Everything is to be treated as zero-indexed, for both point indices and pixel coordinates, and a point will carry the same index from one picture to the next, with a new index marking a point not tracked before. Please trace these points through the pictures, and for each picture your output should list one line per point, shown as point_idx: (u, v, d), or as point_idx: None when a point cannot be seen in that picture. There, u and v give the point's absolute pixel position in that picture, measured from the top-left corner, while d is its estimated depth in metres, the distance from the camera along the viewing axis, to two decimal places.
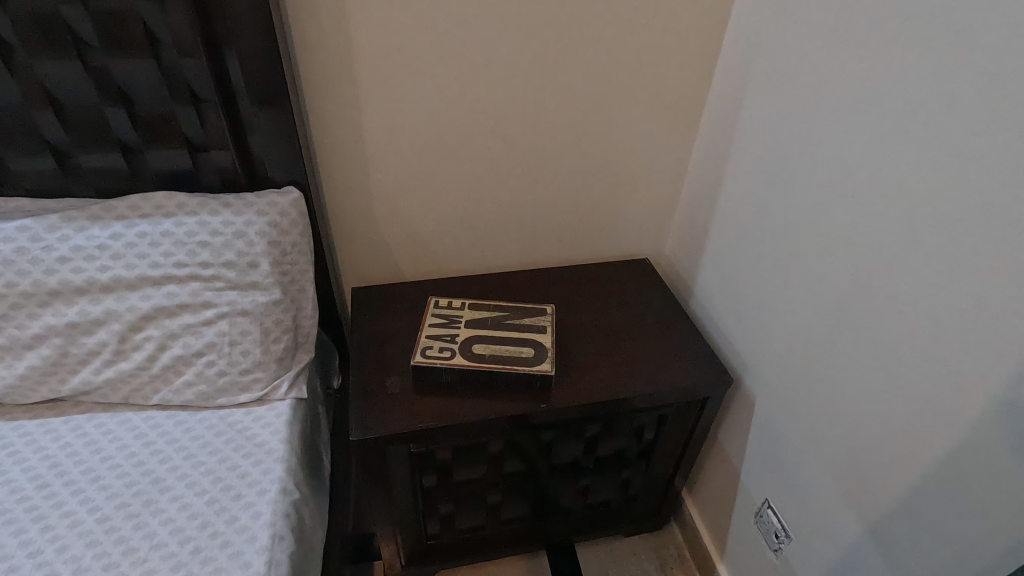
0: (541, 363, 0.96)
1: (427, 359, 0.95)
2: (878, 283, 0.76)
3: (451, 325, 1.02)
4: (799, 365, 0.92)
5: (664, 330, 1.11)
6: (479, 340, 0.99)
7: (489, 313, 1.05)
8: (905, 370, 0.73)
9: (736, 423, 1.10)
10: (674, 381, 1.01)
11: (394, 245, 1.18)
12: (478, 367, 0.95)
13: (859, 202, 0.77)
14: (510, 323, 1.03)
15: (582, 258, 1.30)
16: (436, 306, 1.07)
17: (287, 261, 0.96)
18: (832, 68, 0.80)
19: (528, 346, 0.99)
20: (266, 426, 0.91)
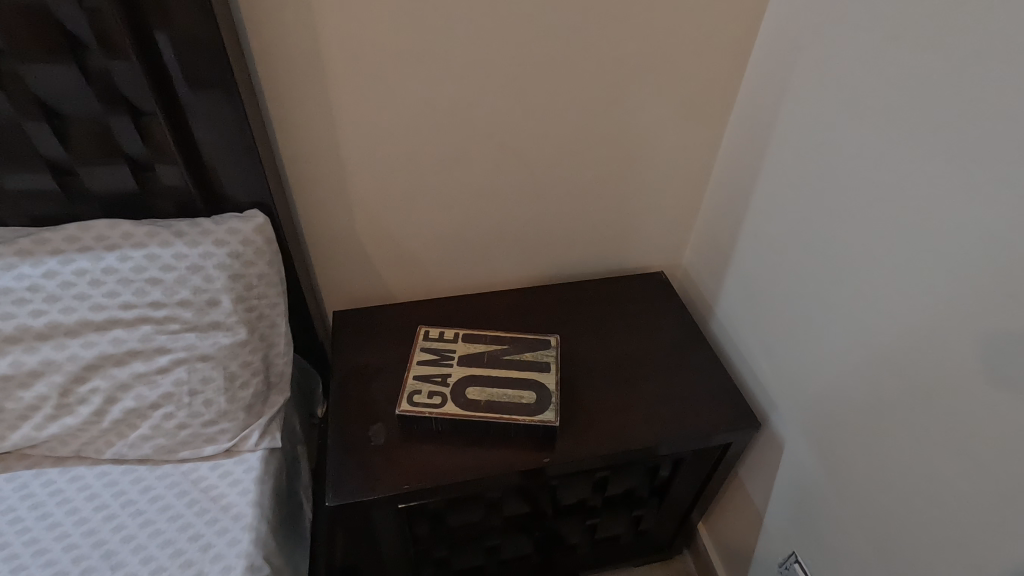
0: (543, 412, 0.85)
1: (414, 407, 0.84)
2: (946, 343, 0.63)
3: (442, 363, 0.91)
4: (838, 418, 0.81)
5: (682, 362, 0.99)
6: (473, 382, 0.88)
7: (485, 347, 0.93)
8: (976, 448, 0.61)
9: (761, 464, 0.99)
10: (694, 425, 0.90)
11: (381, 263, 1.05)
12: (472, 417, 0.84)
13: (925, 244, 0.64)
14: (509, 360, 0.92)
15: (591, 272, 1.18)
16: (427, 338, 0.95)
17: (253, 296, 0.84)
18: (898, 78, 0.66)
19: (529, 389, 0.87)
20: (234, 485, 0.81)
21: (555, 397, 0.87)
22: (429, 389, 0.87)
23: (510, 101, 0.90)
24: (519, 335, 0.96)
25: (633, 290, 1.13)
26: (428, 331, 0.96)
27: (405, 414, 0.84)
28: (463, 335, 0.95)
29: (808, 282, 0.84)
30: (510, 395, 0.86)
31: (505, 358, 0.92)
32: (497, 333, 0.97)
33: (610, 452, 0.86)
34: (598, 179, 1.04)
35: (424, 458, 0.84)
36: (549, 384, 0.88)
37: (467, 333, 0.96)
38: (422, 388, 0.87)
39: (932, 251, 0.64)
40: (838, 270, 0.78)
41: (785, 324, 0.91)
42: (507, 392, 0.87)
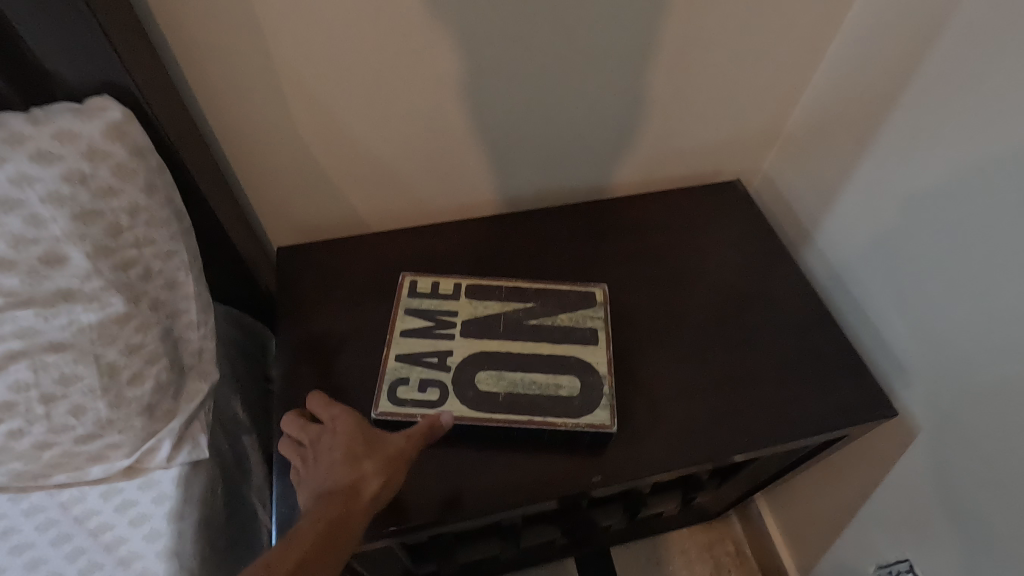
0: (592, 412, 0.57)
1: (401, 410, 0.56)
2: None
3: (438, 335, 0.61)
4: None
5: (777, 317, 0.70)
6: (486, 366, 0.59)
7: (501, 306, 0.64)
8: None
9: (869, 447, 0.74)
10: (803, 415, 0.63)
11: (337, 172, 0.71)
12: (488, 423, 0.56)
13: None
14: (537, 325, 0.62)
15: (642, 183, 0.85)
16: (414, 292, 0.64)
17: (127, 244, 0.52)
18: None
19: (569, 374, 0.59)
20: (137, 524, 0.55)
21: (608, 385, 0.59)
22: (422, 379, 0.58)
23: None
24: (550, 284, 0.66)
25: (701, 210, 0.82)
26: (416, 282, 0.65)
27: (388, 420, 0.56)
28: (467, 289, 0.65)
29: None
30: (543, 385, 0.58)
31: (532, 325, 0.62)
32: (517, 282, 0.66)
33: (685, 463, 0.59)
34: (666, 31, 0.67)
35: (421, 482, 0.57)
36: (598, 365, 0.60)
37: (473, 283, 0.65)
38: (412, 378, 0.58)
39: None
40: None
41: (966, 259, 0.58)
42: (538, 380, 0.58)
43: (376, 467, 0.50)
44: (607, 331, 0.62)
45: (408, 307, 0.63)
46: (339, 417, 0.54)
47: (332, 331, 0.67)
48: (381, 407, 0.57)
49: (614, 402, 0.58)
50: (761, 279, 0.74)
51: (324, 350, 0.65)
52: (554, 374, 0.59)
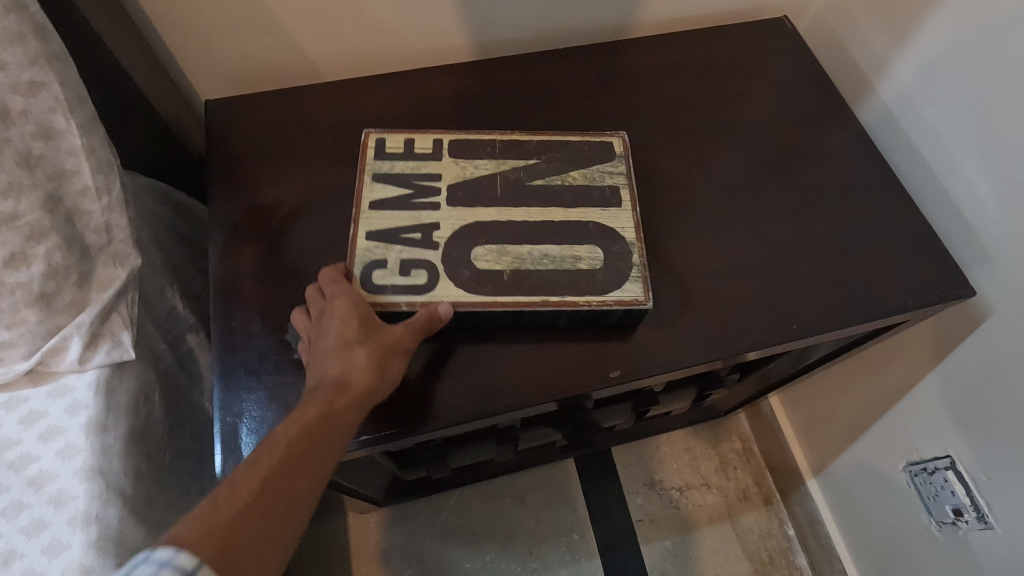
0: (621, 287, 0.46)
1: (378, 299, 0.44)
2: None
3: (417, 204, 0.48)
4: None
5: (831, 183, 0.58)
6: (486, 239, 0.47)
7: (496, 165, 0.50)
8: None
9: (920, 336, 0.65)
10: (864, 296, 0.52)
11: None
12: (495, 309, 0.45)
13: None
14: (542, 184, 0.49)
15: (667, 23, 0.67)
16: (382, 150, 0.50)
17: None
18: None
19: (589, 243, 0.47)
20: (49, 440, 0.45)
21: (638, 252, 0.47)
22: (403, 260, 0.46)
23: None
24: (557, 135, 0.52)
25: (740, 56, 0.65)
26: (384, 140, 0.51)
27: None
28: (451, 146, 0.51)
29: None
30: (558, 258, 0.46)
31: (536, 186, 0.49)
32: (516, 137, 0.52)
33: (720, 355, 0.49)
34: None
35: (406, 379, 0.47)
36: (623, 231, 0.48)
37: (458, 139, 0.51)
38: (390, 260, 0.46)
39: None
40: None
41: None
42: (553, 253, 0.46)
43: (372, 358, 0.40)
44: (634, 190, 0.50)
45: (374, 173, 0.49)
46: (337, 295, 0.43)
47: (282, 203, 0.53)
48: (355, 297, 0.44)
49: (646, 273, 0.47)
50: (813, 137, 0.60)
51: (272, 227, 0.52)
52: (571, 244, 0.47)
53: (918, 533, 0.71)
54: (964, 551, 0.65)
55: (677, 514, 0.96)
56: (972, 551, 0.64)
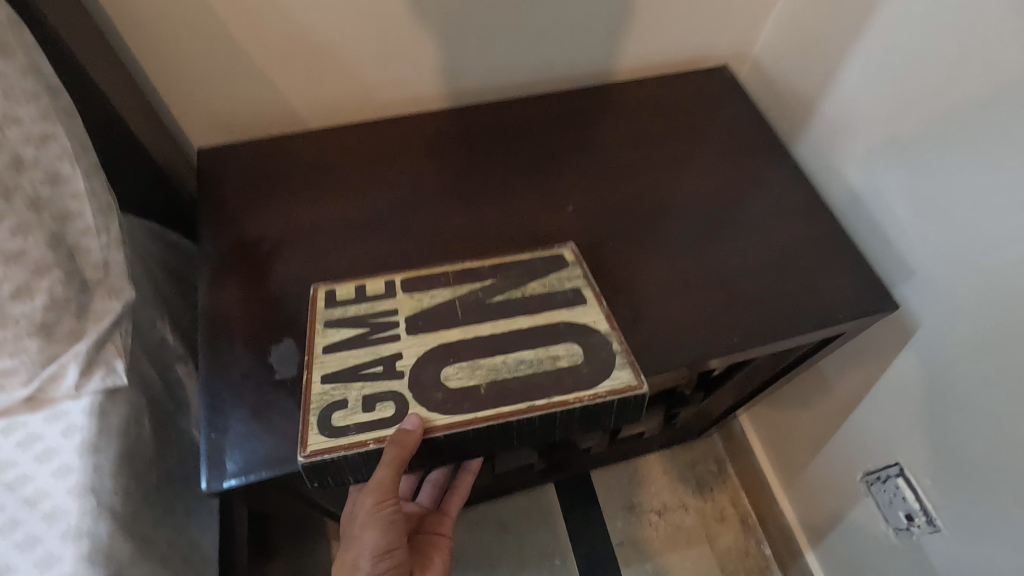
0: (610, 376, 0.48)
1: (343, 441, 0.44)
2: None
3: (373, 332, 0.50)
4: None
5: (766, 210, 0.63)
6: (454, 358, 0.48)
7: (452, 292, 0.52)
8: None
9: (863, 350, 0.70)
10: (799, 311, 0.57)
11: (258, 54, 0.61)
12: (475, 424, 0.45)
13: None
14: (503, 302, 0.52)
15: (616, 74, 0.75)
16: (336, 293, 0.52)
17: None
18: None
19: (565, 342, 0.49)
20: (46, 461, 0.48)
21: (616, 339, 0.50)
22: (364, 397, 0.46)
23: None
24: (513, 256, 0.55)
25: (682, 100, 0.72)
26: (333, 290, 0.53)
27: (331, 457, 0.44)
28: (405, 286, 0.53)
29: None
30: (535, 362, 0.48)
31: (498, 303, 0.52)
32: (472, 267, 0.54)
33: (668, 366, 0.53)
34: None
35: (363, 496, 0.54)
36: (596, 324, 0.50)
37: (410, 279, 0.53)
38: (353, 400, 0.46)
39: None
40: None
41: None
42: (529, 360, 0.48)
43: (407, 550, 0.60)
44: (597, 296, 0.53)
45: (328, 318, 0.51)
46: (360, 535, 0.49)
47: (265, 240, 0.58)
48: (329, 440, 0.44)
49: (631, 359, 0.49)
50: (749, 171, 0.67)
51: (256, 261, 0.57)
52: (546, 350, 0.49)
53: (881, 542, 0.74)
54: (921, 556, 0.68)
55: (657, 538, 0.98)
56: (929, 556, 0.67)
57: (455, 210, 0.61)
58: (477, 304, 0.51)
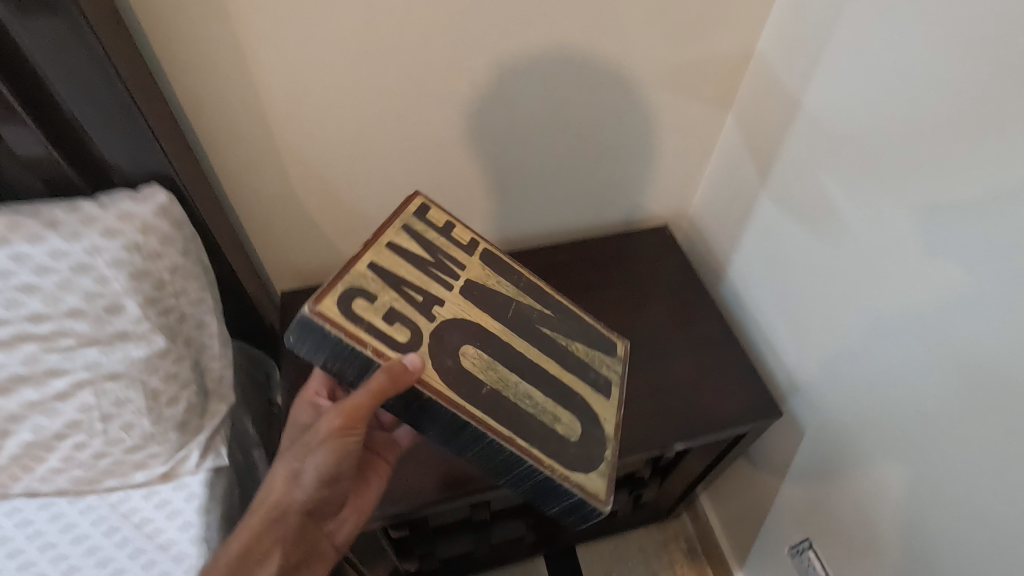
0: (585, 473, 0.62)
1: (350, 334, 0.54)
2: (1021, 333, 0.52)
3: (432, 278, 0.62)
4: (903, 411, 0.65)
5: (689, 337, 0.86)
6: (480, 344, 0.61)
7: (517, 294, 0.69)
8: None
9: (776, 444, 0.90)
10: (708, 415, 0.78)
11: (329, 227, 0.88)
12: (470, 416, 0.57)
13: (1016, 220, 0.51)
14: (545, 334, 0.68)
15: (581, 231, 1.02)
16: (416, 215, 0.66)
17: (169, 294, 0.67)
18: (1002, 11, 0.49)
19: (572, 415, 0.65)
20: (173, 519, 0.70)
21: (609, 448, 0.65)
22: (392, 307, 0.57)
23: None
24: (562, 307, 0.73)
25: (631, 251, 0.98)
26: (428, 207, 0.68)
27: (330, 330, 0.53)
28: None
29: (896, 232, 0.64)
30: (539, 407, 0.62)
31: (543, 333, 0.68)
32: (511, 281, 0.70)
33: None
34: (600, 98, 0.83)
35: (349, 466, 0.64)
36: (603, 421, 0.67)
37: None
38: (382, 301, 0.57)
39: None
40: (935, 217, 0.59)
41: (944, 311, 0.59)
42: (536, 399, 0.62)
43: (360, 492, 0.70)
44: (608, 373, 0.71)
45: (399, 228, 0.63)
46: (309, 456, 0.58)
47: None
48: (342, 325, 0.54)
49: (610, 472, 0.64)
50: (677, 307, 0.90)
51: None
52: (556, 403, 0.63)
53: None
54: None
55: None
56: None
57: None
58: (526, 319, 0.68)
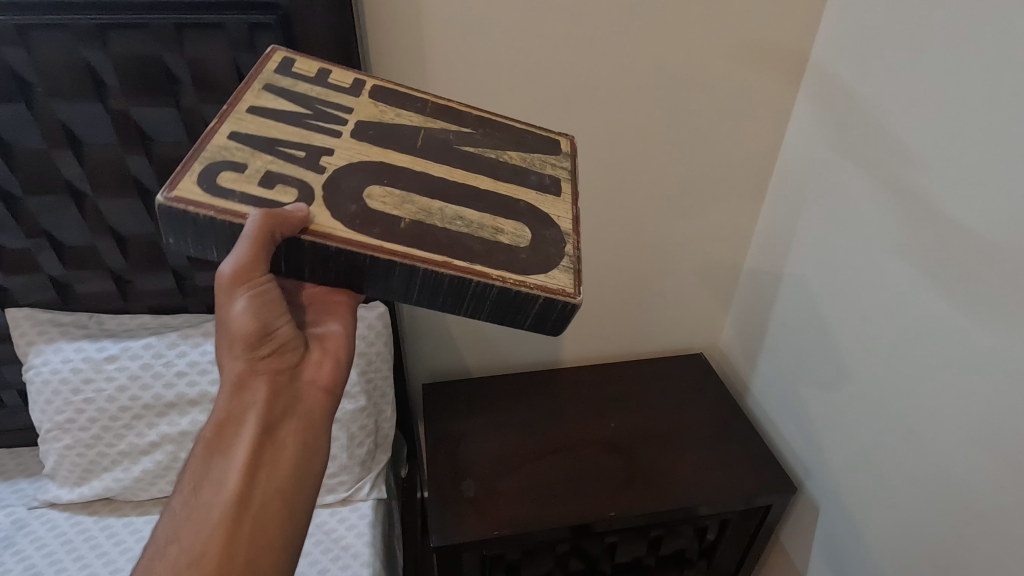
0: (547, 273, 0.59)
1: (219, 202, 0.53)
2: (926, 395, 0.81)
3: (313, 131, 0.61)
4: (878, 470, 0.91)
5: (725, 432, 1.14)
6: (387, 184, 0.59)
7: (430, 97, 0.72)
8: (953, 485, 0.78)
9: (798, 528, 1.11)
10: (737, 489, 1.04)
11: (463, 339, 1.23)
12: (384, 251, 0.54)
13: (919, 331, 0.81)
14: (452, 108, 0.71)
15: (636, 353, 1.36)
16: (288, 67, 0.67)
17: (371, 369, 1.03)
18: (880, 211, 0.86)
19: (518, 223, 0.62)
20: (351, 528, 0.99)
21: (568, 248, 0.62)
22: (265, 168, 0.56)
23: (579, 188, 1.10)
24: (482, 125, 0.71)
25: (676, 368, 1.29)
26: (288, 62, 0.68)
27: (200, 214, 0.52)
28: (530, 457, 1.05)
29: (859, 353, 0.93)
30: (472, 224, 0.60)
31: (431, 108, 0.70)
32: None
33: (667, 507, 1.00)
34: (653, 254, 1.22)
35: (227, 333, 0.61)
36: (555, 219, 0.64)
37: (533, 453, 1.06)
38: (254, 166, 0.56)
39: (919, 327, 0.81)
40: (876, 337, 0.89)
41: (919, 338, 0.81)
42: (468, 220, 0.60)
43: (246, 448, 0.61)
44: (555, 213, 0.65)
45: (236, 132, 0.58)
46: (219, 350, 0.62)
47: (455, 430, 1.12)
48: (202, 195, 0.53)
49: (574, 265, 0.61)
50: (719, 412, 1.18)
51: (451, 438, 1.10)
52: (494, 218, 0.61)
53: None
54: None
55: None
56: None
57: (547, 416, 1.16)
58: (436, 107, 0.70)
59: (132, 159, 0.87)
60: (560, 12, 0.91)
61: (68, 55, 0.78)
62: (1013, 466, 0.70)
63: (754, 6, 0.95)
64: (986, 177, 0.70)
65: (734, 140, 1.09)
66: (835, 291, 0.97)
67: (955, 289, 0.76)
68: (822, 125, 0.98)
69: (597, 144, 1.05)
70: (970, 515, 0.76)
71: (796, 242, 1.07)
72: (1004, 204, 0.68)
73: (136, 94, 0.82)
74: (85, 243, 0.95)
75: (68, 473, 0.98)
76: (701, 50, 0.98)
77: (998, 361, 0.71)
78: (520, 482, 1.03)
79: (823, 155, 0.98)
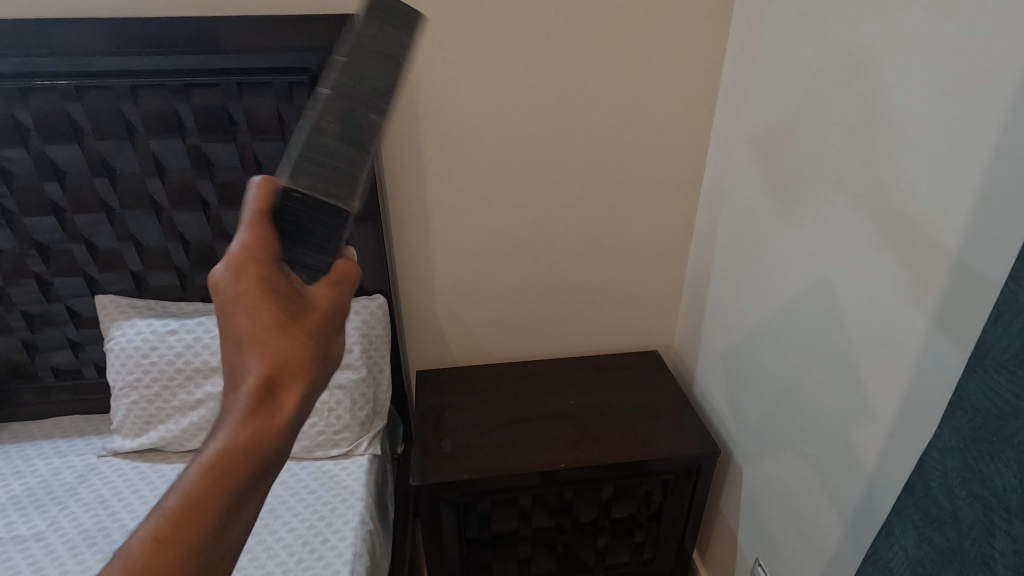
0: None
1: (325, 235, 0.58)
2: (797, 346, 1.03)
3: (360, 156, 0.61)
4: (776, 418, 1.11)
5: (668, 410, 1.35)
6: None
7: None
8: (815, 414, 0.98)
9: (731, 490, 1.29)
10: (673, 450, 1.24)
11: (450, 334, 1.50)
12: None
13: (789, 295, 1.04)
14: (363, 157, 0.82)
15: (601, 351, 1.59)
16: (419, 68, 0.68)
17: (371, 347, 1.29)
18: (765, 211, 1.11)
19: None
20: (350, 474, 1.22)
21: None
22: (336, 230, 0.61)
23: (540, 207, 1.37)
24: None
25: (633, 362, 1.51)
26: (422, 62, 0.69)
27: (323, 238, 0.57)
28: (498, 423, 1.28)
29: (759, 325, 1.15)
30: None
31: None
32: None
33: (611, 460, 1.21)
34: (608, 262, 1.47)
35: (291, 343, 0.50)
36: None
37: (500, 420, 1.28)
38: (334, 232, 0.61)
39: (788, 293, 1.04)
40: (767, 308, 1.12)
41: (789, 301, 1.04)
42: None
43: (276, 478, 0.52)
44: None
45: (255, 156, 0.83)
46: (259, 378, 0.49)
47: (440, 403, 1.35)
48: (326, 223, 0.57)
49: None
50: (665, 394, 1.39)
51: (435, 409, 1.34)
52: None
53: None
54: None
55: None
56: None
57: (518, 396, 1.38)
58: None
59: (200, 182, 1.19)
60: (518, 70, 1.21)
61: (163, 108, 1.11)
62: (841, 397, 0.91)
63: (669, 68, 1.24)
64: (812, 175, 0.95)
65: (665, 169, 1.36)
66: (741, 279, 1.21)
67: (801, 261, 0.99)
68: (729, 154, 1.25)
69: (553, 170, 1.33)
70: (825, 437, 0.96)
71: (719, 248, 1.32)
72: (823, 189, 0.93)
73: (207, 135, 1.14)
74: (159, 246, 1.25)
75: (132, 425, 1.24)
76: (629, 99, 1.26)
77: (826, 309, 0.93)
78: (490, 443, 1.24)
79: (732, 175, 1.24)
